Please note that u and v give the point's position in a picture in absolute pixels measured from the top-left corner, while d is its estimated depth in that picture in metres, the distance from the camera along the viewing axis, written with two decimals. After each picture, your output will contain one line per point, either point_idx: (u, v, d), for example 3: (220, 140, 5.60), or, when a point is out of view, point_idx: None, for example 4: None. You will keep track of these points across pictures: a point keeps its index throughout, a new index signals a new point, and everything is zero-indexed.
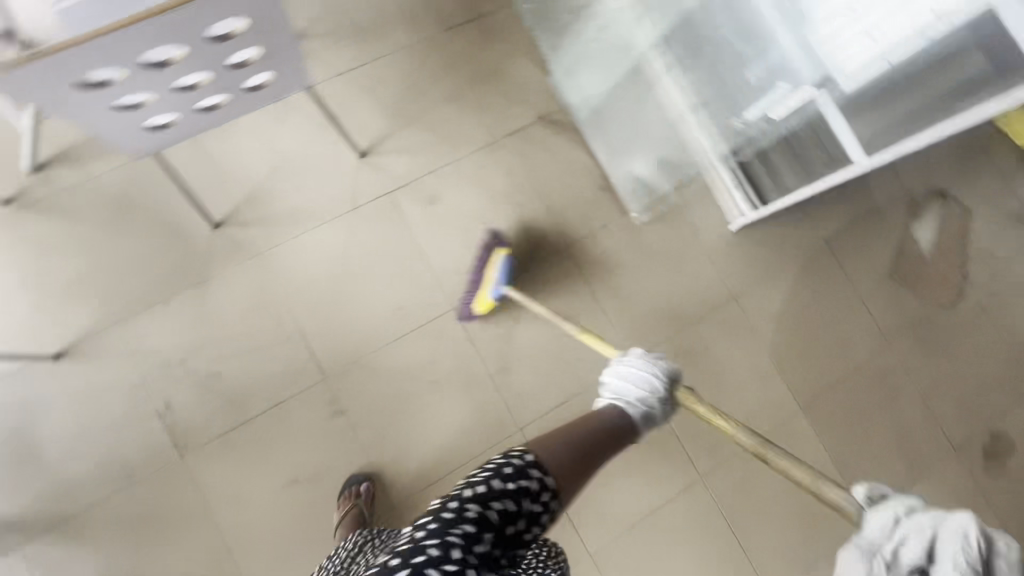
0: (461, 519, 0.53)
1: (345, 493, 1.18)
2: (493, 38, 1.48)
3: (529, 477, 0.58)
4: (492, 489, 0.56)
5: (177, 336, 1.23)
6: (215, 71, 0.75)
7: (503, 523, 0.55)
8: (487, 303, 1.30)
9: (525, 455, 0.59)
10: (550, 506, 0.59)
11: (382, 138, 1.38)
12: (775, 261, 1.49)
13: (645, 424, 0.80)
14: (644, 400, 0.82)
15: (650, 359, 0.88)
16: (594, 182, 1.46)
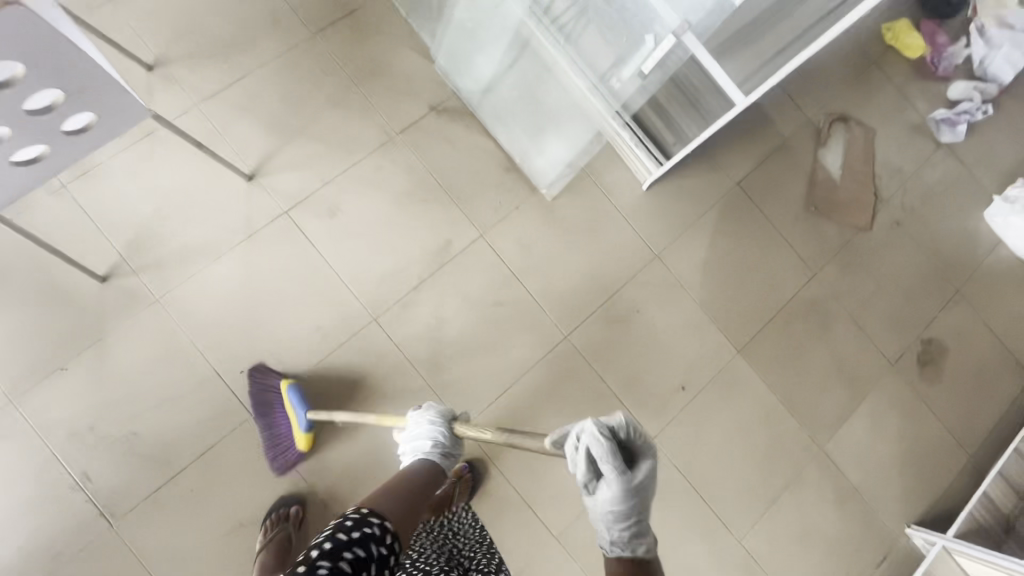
0: (317, 572, 0.64)
1: (270, 517, 1.14)
2: (368, 32, 1.41)
3: (371, 523, 0.72)
4: (341, 540, 0.68)
5: (81, 402, 1.15)
6: (17, 121, 0.70)
7: (357, 568, 0.67)
8: (305, 439, 1.18)
9: (362, 509, 0.74)
10: (393, 544, 0.73)
11: (268, 157, 1.32)
12: (692, 212, 1.49)
13: (448, 461, 0.95)
14: (438, 445, 0.94)
15: (426, 409, 0.98)
16: (498, 165, 1.43)
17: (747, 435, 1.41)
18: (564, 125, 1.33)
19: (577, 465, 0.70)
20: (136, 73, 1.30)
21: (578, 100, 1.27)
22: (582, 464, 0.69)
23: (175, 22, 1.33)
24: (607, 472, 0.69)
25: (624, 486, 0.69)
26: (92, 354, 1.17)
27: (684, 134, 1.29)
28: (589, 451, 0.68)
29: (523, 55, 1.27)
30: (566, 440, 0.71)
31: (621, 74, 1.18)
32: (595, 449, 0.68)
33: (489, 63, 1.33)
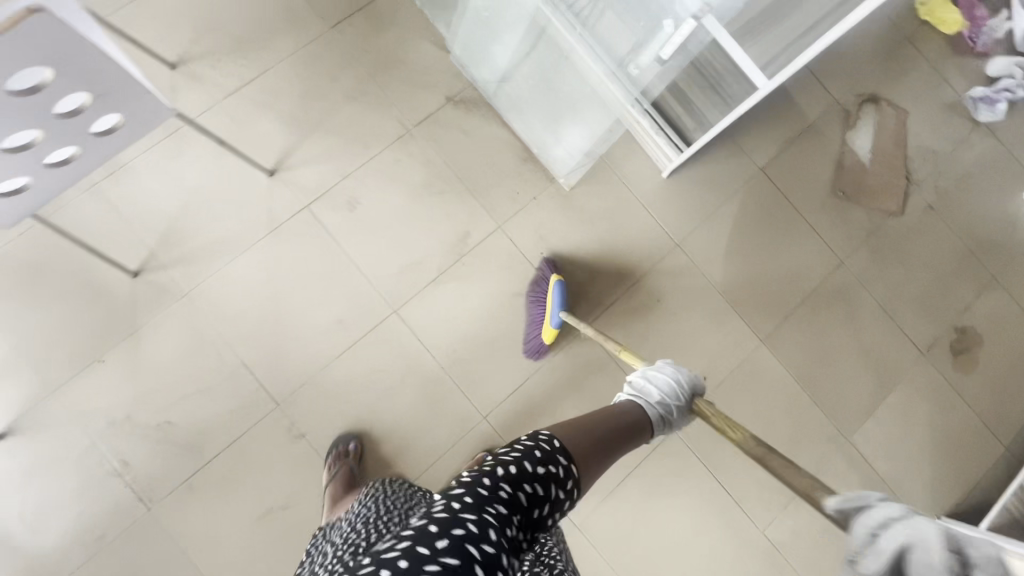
0: (496, 497, 0.57)
1: (333, 452, 1.20)
2: (384, 25, 1.41)
3: (557, 463, 0.65)
4: (524, 471, 0.61)
5: (119, 393, 1.20)
6: (47, 124, 0.71)
7: (531, 506, 0.60)
8: (552, 333, 1.29)
9: (553, 442, 0.67)
10: (570, 492, 0.67)
11: (289, 152, 1.34)
12: (714, 200, 1.46)
13: (661, 422, 0.93)
14: (665, 402, 0.95)
15: (676, 368, 0.99)
16: (516, 156, 1.42)
17: (770, 426, 1.39)
18: (581, 111, 1.32)
19: (875, 558, 0.49)
20: (160, 71, 1.33)
21: (596, 86, 1.25)
22: (884, 560, 0.49)
23: (196, 19, 1.35)
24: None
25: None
26: (128, 346, 1.22)
27: (707, 119, 1.25)
28: (909, 552, 0.48)
29: (535, 42, 1.26)
30: (868, 517, 0.53)
31: (641, 59, 1.16)
32: (918, 556, 0.47)
33: (507, 49, 1.31)
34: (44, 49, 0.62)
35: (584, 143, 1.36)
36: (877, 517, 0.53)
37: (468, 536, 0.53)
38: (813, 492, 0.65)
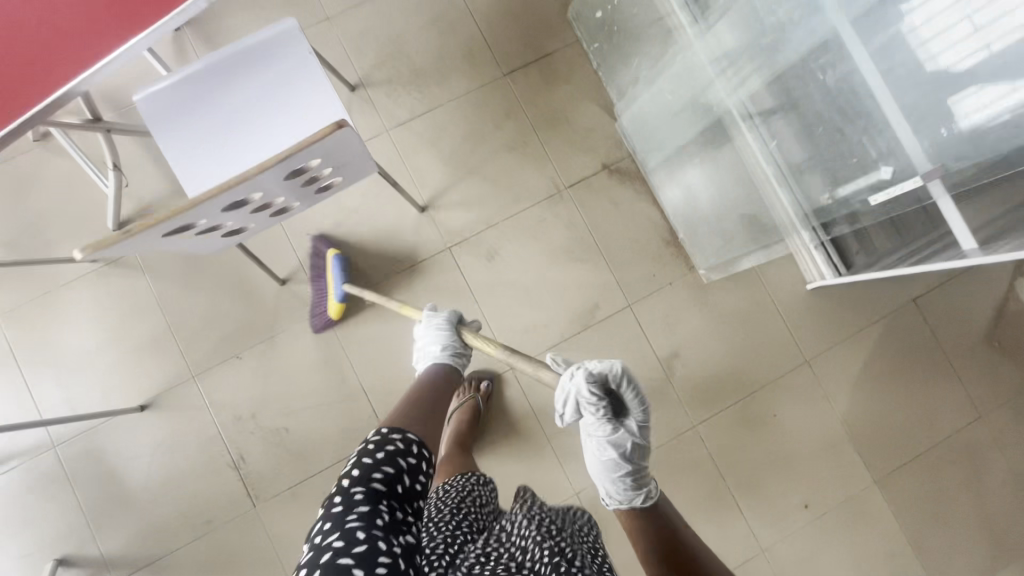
0: (351, 505, 0.59)
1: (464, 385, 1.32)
2: (557, 80, 1.40)
3: (393, 440, 0.67)
4: (365, 465, 0.63)
5: (249, 391, 1.28)
6: (289, 191, 0.76)
7: (390, 486, 0.63)
8: (336, 308, 1.27)
9: (380, 429, 0.69)
10: (424, 453, 0.69)
11: (443, 192, 1.36)
12: (854, 323, 1.39)
13: (458, 360, 0.96)
14: (446, 346, 0.96)
15: (432, 319, 0.99)
16: (659, 237, 1.39)
17: (866, 571, 1.32)
18: (746, 218, 1.29)
19: (568, 411, 0.77)
20: (340, 91, 1.37)
21: (767, 198, 1.26)
22: (572, 410, 0.76)
23: (382, 47, 1.38)
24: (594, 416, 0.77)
25: (618, 436, 0.78)
26: (265, 348, 1.29)
27: (886, 262, 1.17)
28: (573, 397, 0.75)
29: (716, 145, 1.27)
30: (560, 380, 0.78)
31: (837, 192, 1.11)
32: (580, 397, 0.75)
33: (679, 137, 1.29)
34: (324, 146, 0.67)
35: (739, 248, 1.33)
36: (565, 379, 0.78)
37: (336, 552, 0.54)
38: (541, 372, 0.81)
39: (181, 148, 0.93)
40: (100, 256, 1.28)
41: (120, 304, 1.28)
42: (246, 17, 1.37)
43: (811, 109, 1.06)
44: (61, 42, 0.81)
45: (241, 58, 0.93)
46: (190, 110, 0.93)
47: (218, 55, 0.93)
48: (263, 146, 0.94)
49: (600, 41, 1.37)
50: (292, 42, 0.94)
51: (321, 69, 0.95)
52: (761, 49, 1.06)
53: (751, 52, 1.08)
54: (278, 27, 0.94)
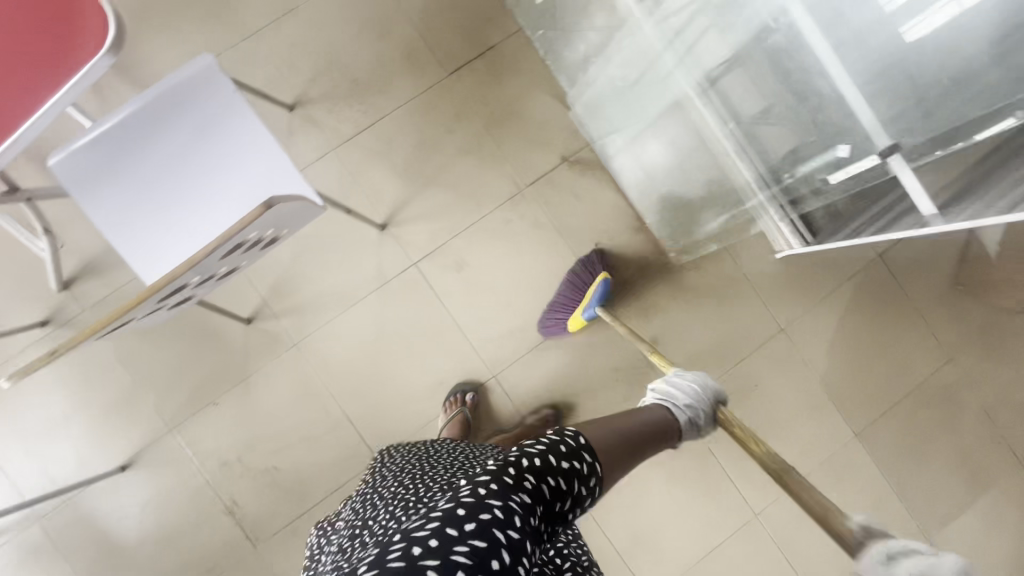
0: (519, 487, 0.52)
1: (450, 400, 1.26)
2: (503, 73, 1.34)
3: (581, 458, 0.58)
4: (548, 463, 0.55)
5: (231, 435, 1.25)
6: (234, 260, 0.74)
7: (552, 500, 0.54)
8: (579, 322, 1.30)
9: (579, 437, 0.60)
10: (595, 492, 0.59)
11: (401, 206, 1.31)
12: (825, 287, 1.40)
13: (688, 429, 0.79)
14: (691, 406, 0.80)
15: (699, 381, 0.83)
16: (627, 224, 1.36)
17: None
18: (709, 197, 1.26)
19: None
20: (278, 113, 1.30)
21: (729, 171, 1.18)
22: None
23: (315, 59, 1.31)
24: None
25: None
26: (241, 391, 1.26)
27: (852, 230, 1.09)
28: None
29: (671, 123, 1.21)
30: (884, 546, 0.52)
31: (797, 167, 1.10)
32: None
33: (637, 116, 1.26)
34: (268, 220, 0.67)
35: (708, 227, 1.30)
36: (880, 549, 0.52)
37: (494, 521, 0.49)
38: (828, 517, 0.57)
39: (113, 215, 0.88)
40: (47, 318, 1.21)
41: (82, 365, 1.23)
42: (163, 43, 1.28)
43: (770, 83, 1.06)
44: None
45: (155, 109, 0.86)
46: (113, 172, 0.87)
47: (163, 87, 0.86)
48: (197, 197, 0.89)
49: (543, 28, 1.31)
50: (208, 80, 0.87)
51: (246, 105, 0.88)
52: (713, 26, 1.07)
53: (701, 25, 1.08)
54: (189, 66, 0.87)
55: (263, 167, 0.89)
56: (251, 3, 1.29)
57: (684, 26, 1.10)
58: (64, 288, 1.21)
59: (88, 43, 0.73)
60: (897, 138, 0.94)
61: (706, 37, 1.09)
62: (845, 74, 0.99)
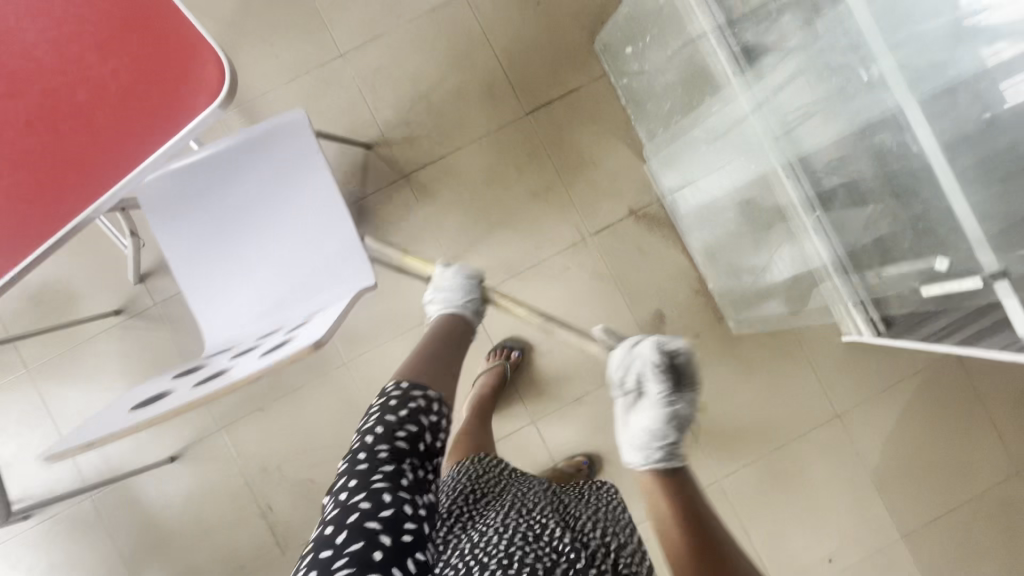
0: (375, 464, 0.65)
1: (495, 349, 1.31)
2: (581, 119, 1.33)
3: (414, 399, 0.71)
4: (390, 424, 0.68)
5: (275, 443, 1.30)
6: (274, 345, 0.73)
7: (414, 443, 0.68)
8: None
9: (400, 386, 0.73)
10: (443, 412, 0.74)
11: (463, 240, 1.32)
12: (889, 378, 1.33)
13: (475, 315, 0.94)
14: (465, 300, 0.93)
15: (456, 274, 0.94)
16: (689, 287, 1.33)
17: None
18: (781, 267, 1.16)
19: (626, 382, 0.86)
20: (355, 134, 1.32)
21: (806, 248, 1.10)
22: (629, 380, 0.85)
23: (398, 85, 1.32)
24: (651, 396, 0.83)
25: (665, 411, 0.81)
26: (288, 401, 1.30)
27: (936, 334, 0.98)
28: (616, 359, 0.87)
29: (750, 186, 1.13)
30: (627, 348, 0.87)
31: (885, 269, 0.99)
32: (628, 368, 0.85)
33: (719, 177, 1.17)
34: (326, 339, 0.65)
35: (772, 283, 1.19)
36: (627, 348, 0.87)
37: (363, 515, 0.60)
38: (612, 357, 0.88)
39: (180, 244, 0.91)
40: (122, 308, 1.28)
41: (140, 357, 1.29)
42: (255, 55, 1.31)
43: (865, 172, 0.95)
44: (33, 181, 0.66)
45: (246, 150, 0.88)
46: (193, 199, 0.89)
47: (257, 131, 0.88)
48: (261, 243, 0.91)
49: (629, 78, 1.29)
50: (301, 135, 0.88)
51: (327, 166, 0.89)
52: (821, 98, 0.95)
53: (805, 106, 0.97)
54: (286, 115, 0.88)
55: (332, 229, 0.90)
56: (344, 25, 1.32)
57: (787, 94, 0.98)
58: (139, 282, 1.28)
59: (197, 99, 0.66)
60: (1006, 264, 0.78)
61: (808, 103, 0.97)
62: (950, 177, 0.82)
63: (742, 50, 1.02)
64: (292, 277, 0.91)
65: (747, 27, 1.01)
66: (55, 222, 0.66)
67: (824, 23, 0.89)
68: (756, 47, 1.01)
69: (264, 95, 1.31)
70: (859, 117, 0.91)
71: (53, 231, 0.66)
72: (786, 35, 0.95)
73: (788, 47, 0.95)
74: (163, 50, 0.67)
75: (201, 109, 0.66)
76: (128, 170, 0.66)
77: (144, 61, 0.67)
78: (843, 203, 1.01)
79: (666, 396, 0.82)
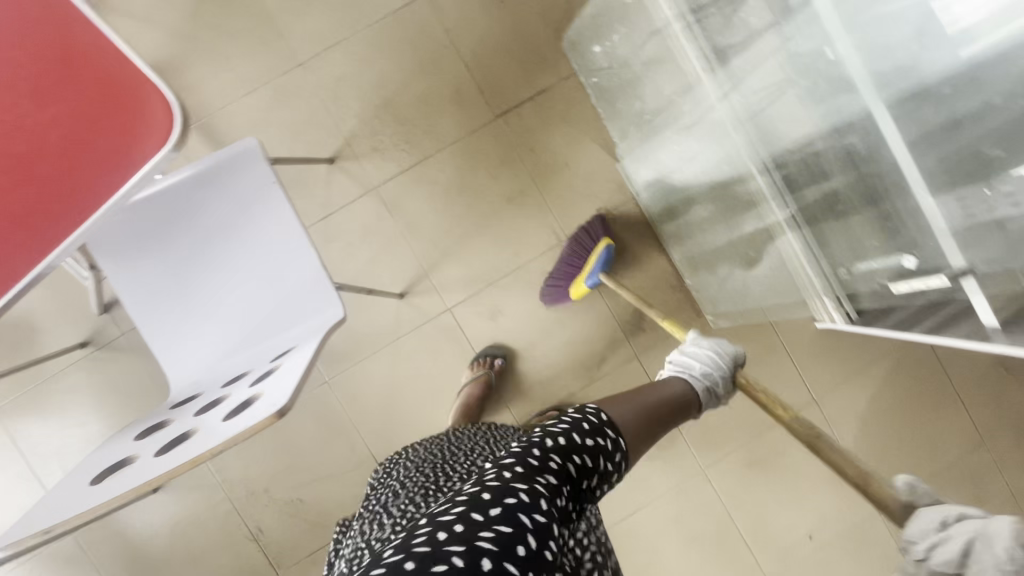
0: (543, 468, 0.53)
1: (478, 360, 1.27)
2: (553, 119, 1.31)
3: (605, 435, 0.60)
4: (572, 442, 0.56)
5: (260, 465, 1.28)
6: (239, 393, 0.69)
7: (580, 477, 0.56)
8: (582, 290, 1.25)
9: (601, 415, 0.62)
10: (620, 466, 0.61)
11: (439, 250, 1.30)
12: (862, 361, 1.37)
13: (706, 397, 0.83)
14: (707, 374, 0.85)
15: (717, 347, 0.88)
16: (666, 283, 1.34)
17: None
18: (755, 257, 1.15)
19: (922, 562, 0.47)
20: (321, 145, 1.27)
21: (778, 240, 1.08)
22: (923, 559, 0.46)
23: (362, 93, 1.28)
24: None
25: None
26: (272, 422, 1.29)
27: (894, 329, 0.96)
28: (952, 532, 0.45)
29: (727, 177, 1.12)
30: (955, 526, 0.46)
31: (856, 265, 1.00)
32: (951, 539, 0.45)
33: (692, 167, 1.17)
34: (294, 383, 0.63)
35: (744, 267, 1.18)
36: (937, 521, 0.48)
37: (520, 505, 0.48)
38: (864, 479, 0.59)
39: (141, 291, 0.89)
40: (89, 339, 1.24)
41: (112, 388, 1.25)
42: (209, 67, 1.26)
43: (840, 165, 0.95)
44: None
45: (205, 184, 0.87)
46: (154, 235, 0.88)
47: (216, 162, 0.87)
48: (226, 276, 0.89)
49: (599, 77, 1.27)
50: (254, 162, 0.87)
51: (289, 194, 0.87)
52: (798, 90, 0.95)
53: (780, 102, 0.98)
54: (239, 145, 0.87)
55: (293, 260, 0.89)
56: (303, 31, 1.26)
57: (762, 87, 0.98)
58: (105, 311, 1.23)
59: (148, 144, 0.64)
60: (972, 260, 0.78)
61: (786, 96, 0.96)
62: (919, 172, 0.84)
63: (714, 51, 1.02)
64: (259, 311, 0.89)
65: (713, 23, 1.01)
66: (4, 282, 0.63)
67: (795, 22, 0.91)
68: (727, 48, 1.00)
69: (221, 108, 1.26)
70: (840, 111, 0.91)
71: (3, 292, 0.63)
72: (757, 36, 0.95)
73: (761, 48, 0.95)
74: (104, 92, 0.63)
75: (153, 153, 0.64)
76: (82, 222, 0.63)
77: (85, 105, 0.63)
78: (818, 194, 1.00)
79: None
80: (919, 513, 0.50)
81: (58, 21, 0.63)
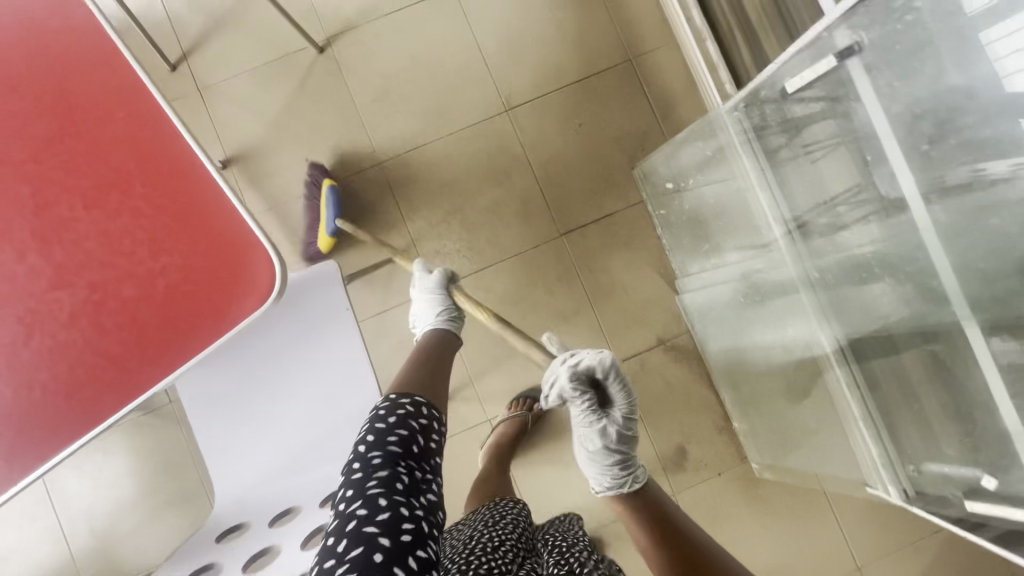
0: (371, 471, 0.61)
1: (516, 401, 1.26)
2: (616, 243, 1.32)
3: (403, 407, 0.71)
4: (379, 437, 0.66)
5: None
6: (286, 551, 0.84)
7: (407, 449, 0.66)
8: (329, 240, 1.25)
9: (392, 397, 0.72)
10: (434, 415, 0.74)
11: (486, 360, 1.30)
12: (924, 543, 1.25)
13: (455, 323, 0.99)
14: (443, 312, 0.99)
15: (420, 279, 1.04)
16: (712, 422, 1.31)
17: None
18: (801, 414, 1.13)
19: (573, 401, 0.89)
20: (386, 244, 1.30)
21: (827, 376, 1.05)
22: (579, 392, 0.88)
23: (434, 198, 1.31)
24: (589, 426, 0.90)
25: (608, 443, 0.89)
26: None
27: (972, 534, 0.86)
28: (590, 365, 0.87)
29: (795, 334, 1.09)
30: (567, 373, 0.87)
31: (926, 463, 0.91)
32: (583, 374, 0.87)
33: (768, 326, 1.15)
34: None
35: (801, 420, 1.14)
36: (567, 367, 0.87)
37: (361, 520, 0.56)
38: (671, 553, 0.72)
39: (200, 403, 0.89)
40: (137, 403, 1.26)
41: (152, 454, 1.27)
42: (294, 157, 1.31)
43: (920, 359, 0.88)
44: (64, 375, 0.64)
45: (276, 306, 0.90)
46: (227, 352, 0.90)
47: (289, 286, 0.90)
48: (282, 398, 0.90)
49: (666, 210, 1.29)
50: (329, 285, 0.91)
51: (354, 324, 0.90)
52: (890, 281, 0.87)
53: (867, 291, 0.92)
54: (317, 267, 0.92)
55: (355, 385, 0.89)
56: (386, 133, 1.31)
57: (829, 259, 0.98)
58: None
59: (244, 305, 0.65)
60: None
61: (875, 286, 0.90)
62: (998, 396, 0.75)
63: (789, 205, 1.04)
64: (306, 438, 0.89)
65: (788, 173, 1.02)
66: (83, 425, 0.63)
67: (890, 216, 0.84)
68: (804, 216, 1.02)
69: (299, 196, 1.31)
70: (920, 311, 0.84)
71: (76, 432, 0.63)
72: (844, 212, 0.93)
73: (851, 228, 0.92)
74: (215, 249, 0.66)
75: (250, 310, 0.65)
76: (172, 368, 0.64)
77: (196, 261, 0.66)
78: (891, 377, 0.95)
79: (611, 411, 0.90)
80: (556, 365, 0.90)
81: (187, 181, 0.66)
